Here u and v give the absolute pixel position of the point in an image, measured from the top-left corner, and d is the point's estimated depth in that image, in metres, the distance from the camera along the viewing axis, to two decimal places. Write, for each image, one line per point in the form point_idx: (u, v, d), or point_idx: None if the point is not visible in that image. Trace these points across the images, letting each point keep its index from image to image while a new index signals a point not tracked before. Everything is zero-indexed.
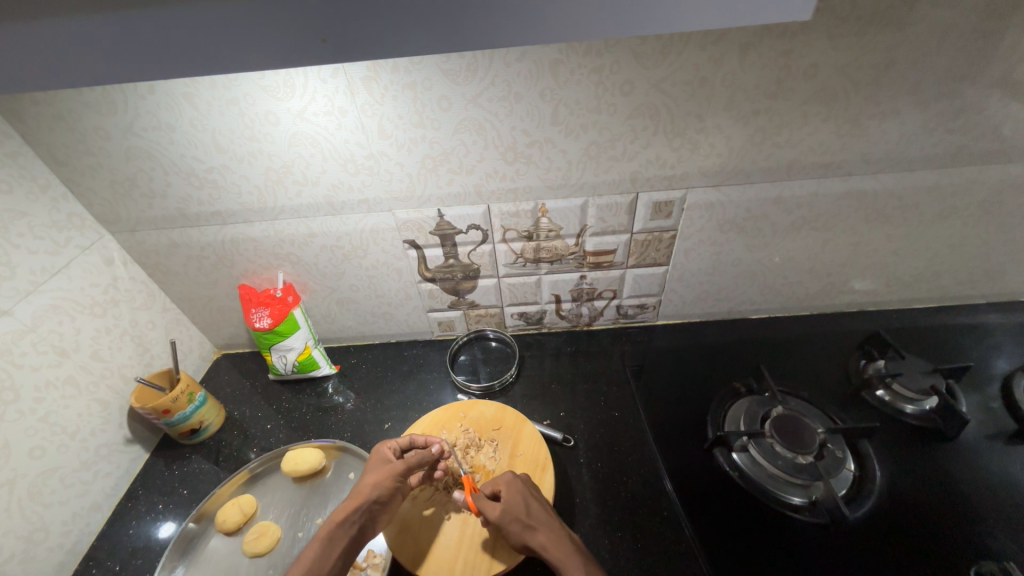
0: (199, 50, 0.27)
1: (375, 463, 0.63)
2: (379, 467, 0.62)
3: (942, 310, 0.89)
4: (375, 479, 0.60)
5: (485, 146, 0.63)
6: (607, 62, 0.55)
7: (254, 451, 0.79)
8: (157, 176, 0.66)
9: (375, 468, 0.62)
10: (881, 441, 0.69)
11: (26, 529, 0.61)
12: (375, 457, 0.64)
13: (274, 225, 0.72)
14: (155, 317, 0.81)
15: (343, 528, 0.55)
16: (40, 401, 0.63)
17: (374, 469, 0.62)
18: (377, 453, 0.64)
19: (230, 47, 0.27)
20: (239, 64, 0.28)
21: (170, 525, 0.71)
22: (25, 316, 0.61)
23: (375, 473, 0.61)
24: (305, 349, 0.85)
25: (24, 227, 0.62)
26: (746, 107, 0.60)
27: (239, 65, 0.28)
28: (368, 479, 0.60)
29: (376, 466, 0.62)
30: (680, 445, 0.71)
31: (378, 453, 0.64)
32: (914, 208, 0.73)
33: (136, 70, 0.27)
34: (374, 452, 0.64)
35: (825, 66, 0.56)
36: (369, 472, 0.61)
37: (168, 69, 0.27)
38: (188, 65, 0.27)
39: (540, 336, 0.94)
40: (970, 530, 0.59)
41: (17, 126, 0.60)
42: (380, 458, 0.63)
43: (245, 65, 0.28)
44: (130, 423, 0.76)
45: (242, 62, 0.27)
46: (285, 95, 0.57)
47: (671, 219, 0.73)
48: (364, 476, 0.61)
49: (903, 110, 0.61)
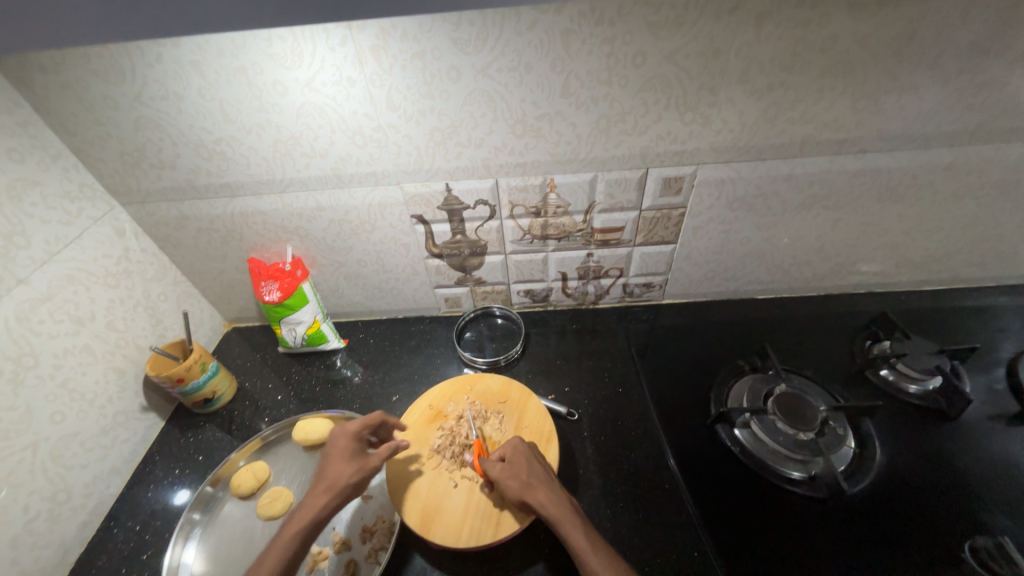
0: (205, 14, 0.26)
1: (342, 450, 0.61)
2: (350, 455, 0.60)
3: (951, 293, 0.89)
4: (350, 468, 0.59)
5: (494, 119, 0.63)
6: (620, 32, 0.54)
7: (265, 421, 0.81)
8: (166, 147, 0.66)
9: (340, 457, 0.60)
10: (883, 419, 0.69)
11: (49, 490, 0.63)
12: (343, 445, 0.61)
13: (283, 198, 0.72)
14: (166, 289, 0.82)
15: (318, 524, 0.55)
16: (59, 368, 0.64)
17: (342, 456, 0.60)
18: (343, 440, 0.62)
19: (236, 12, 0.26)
20: (245, 23, 0.27)
21: (185, 492, 0.73)
22: (42, 285, 0.63)
23: (344, 464, 0.59)
24: (315, 323, 0.86)
25: (37, 195, 0.62)
26: (761, 80, 0.59)
27: (246, 23, 0.27)
28: (338, 468, 0.59)
29: (345, 453, 0.60)
30: (683, 421, 0.72)
31: (343, 440, 0.62)
32: (929, 187, 0.72)
33: (144, 30, 0.27)
34: (340, 439, 0.62)
35: (845, 38, 0.55)
36: (335, 460, 0.60)
37: (175, 28, 0.27)
38: (192, 23, 0.27)
39: (546, 314, 0.95)
40: (967, 506, 0.60)
41: (26, 94, 0.60)
42: (347, 445, 0.61)
43: (252, 24, 0.27)
44: (145, 391, 0.78)
45: (240, 22, 0.27)
46: (293, 63, 0.56)
47: (680, 196, 0.73)
48: (332, 465, 0.59)
49: (922, 85, 0.60)
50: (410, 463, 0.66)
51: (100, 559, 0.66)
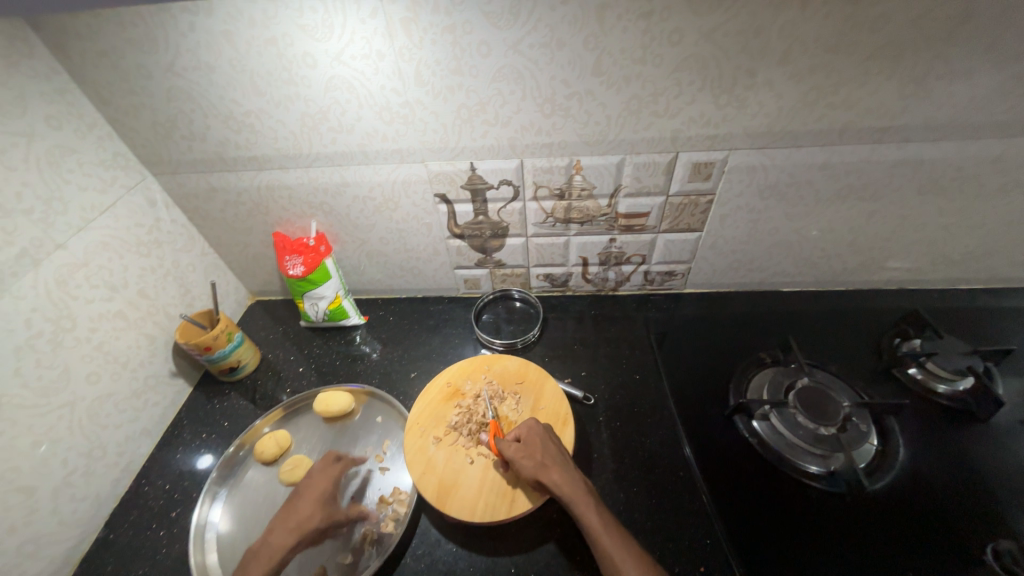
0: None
1: (314, 491, 0.65)
2: (324, 496, 0.65)
3: (988, 293, 0.86)
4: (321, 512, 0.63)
5: (522, 97, 0.62)
6: (657, 7, 0.52)
7: (287, 392, 0.83)
8: (196, 119, 0.66)
9: (311, 499, 0.64)
10: (908, 418, 0.68)
11: (86, 446, 0.67)
12: (315, 489, 0.65)
13: (308, 173, 0.73)
14: (195, 260, 0.84)
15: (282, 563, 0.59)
16: (94, 331, 0.67)
17: (317, 497, 0.64)
18: (319, 481, 0.66)
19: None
20: None
21: (208, 457, 0.76)
22: (78, 250, 0.65)
23: (313, 507, 0.63)
24: (336, 299, 0.87)
25: (74, 162, 0.64)
26: (803, 62, 0.56)
27: None
28: (308, 511, 0.63)
29: (317, 496, 0.64)
30: (701, 410, 0.71)
31: (316, 484, 0.66)
32: (975, 180, 0.68)
33: None
34: (314, 482, 0.66)
35: (897, 18, 0.52)
36: (306, 501, 0.64)
37: None
38: None
39: (564, 299, 0.95)
40: (991, 509, 0.59)
41: (64, 61, 0.61)
42: (323, 487, 0.65)
43: None
44: (174, 358, 0.81)
45: None
46: (323, 35, 0.56)
47: (710, 182, 0.71)
48: (306, 505, 0.64)
49: (977, 71, 0.57)
50: (428, 438, 0.67)
51: (132, 514, 0.70)
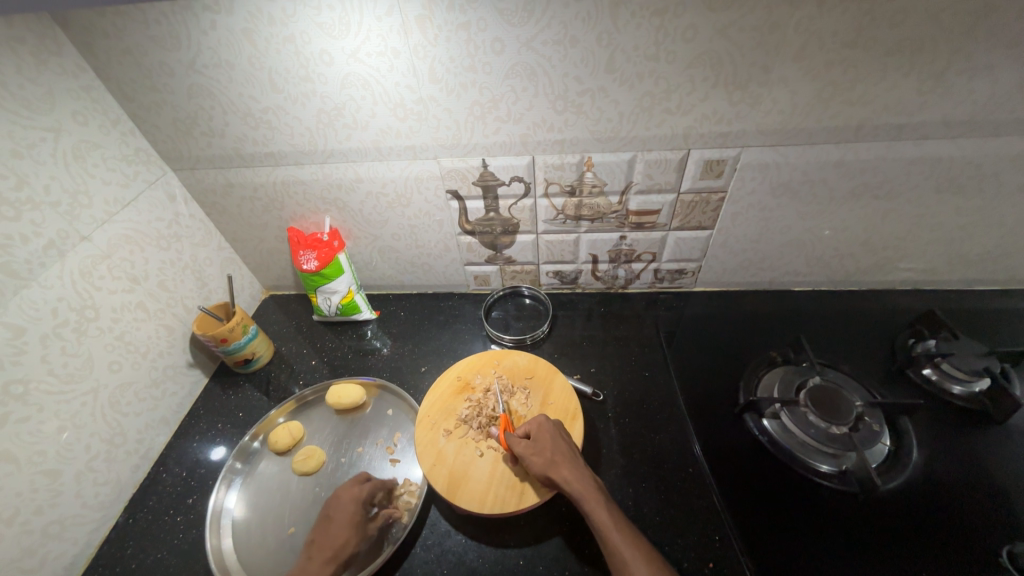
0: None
1: (343, 516, 0.61)
2: (353, 520, 0.61)
3: (1006, 294, 0.84)
4: (351, 537, 0.60)
5: (535, 94, 0.62)
6: (671, 4, 0.52)
7: (301, 384, 0.85)
8: (215, 115, 0.68)
9: (342, 524, 0.60)
10: (922, 418, 0.67)
11: (108, 433, 0.68)
12: (344, 512, 0.61)
13: (323, 169, 0.74)
14: (211, 254, 0.85)
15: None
16: (117, 321, 0.69)
17: (348, 522, 0.60)
18: (349, 504, 0.62)
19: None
20: None
21: (222, 449, 0.77)
22: (102, 242, 0.66)
23: (344, 531, 0.60)
24: (349, 293, 0.88)
25: (98, 157, 0.66)
26: (819, 58, 0.56)
27: None
28: (343, 537, 0.59)
29: (349, 520, 0.61)
30: (710, 408, 0.71)
31: (344, 507, 0.61)
32: (994, 179, 0.67)
33: None
34: (341, 505, 0.62)
35: (916, 13, 0.51)
36: (338, 526, 0.60)
37: None
38: None
39: (573, 296, 0.95)
40: (1008, 512, 0.58)
41: (90, 59, 0.63)
42: (353, 513, 0.61)
43: None
44: (191, 349, 0.82)
45: None
46: (340, 33, 0.57)
47: (721, 180, 0.71)
48: (334, 530, 0.60)
49: (998, 67, 0.56)
50: (438, 431, 0.68)
51: (150, 500, 0.72)
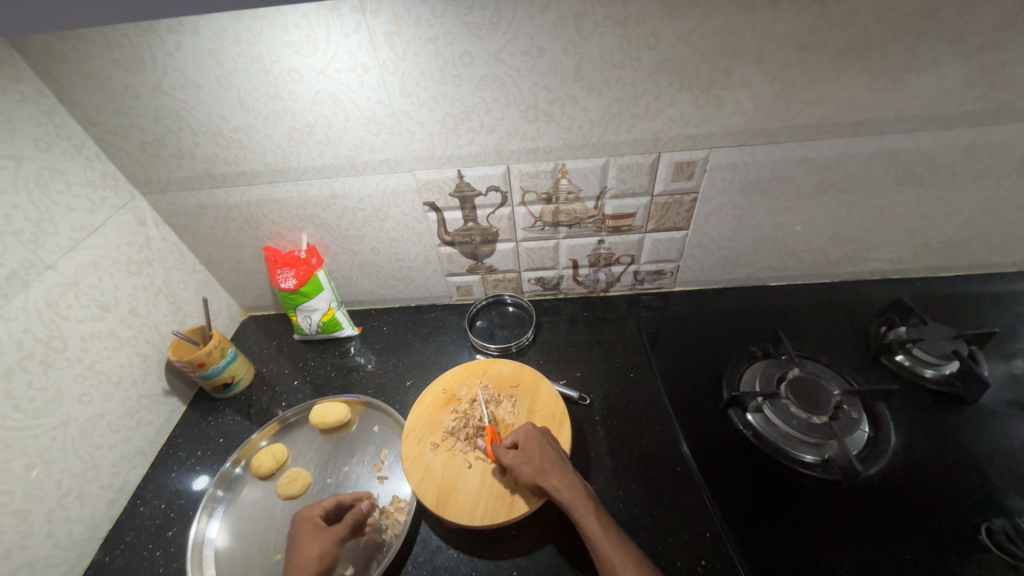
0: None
1: (307, 532, 0.59)
2: (314, 535, 0.59)
3: (970, 279, 0.88)
4: (315, 549, 0.57)
5: (506, 104, 0.63)
6: (633, 13, 0.54)
7: (283, 406, 0.83)
8: (184, 136, 0.67)
9: (307, 540, 0.58)
10: (899, 404, 0.69)
11: (80, 468, 0.66)
12: (305, 529, 0.59)
13: (297, 186, 0.73)
14: (186, 277, 0.84)
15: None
16: (86, 351, 0.66)
17: (312, 533, 0.59)
18: (308, 519, 0.60)
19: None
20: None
21: (204, 477, 0.75)
22: (69, 270, 0.65)
23: (309, 544, 0.58)
24: (330, 310, 0.87)
25: (63, 184, 0.64)
26: (776, 60, 0.58)
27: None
28: (310, 551, 0.57)
29: (313, 532, 0.59)
30: (695, 405, 0.72)
31: (304, 524, 0.60)
32: (949, 170, 0.71)
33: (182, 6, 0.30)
34: (299, 524, 0.60)
35: (863, 15, 0.54)
36: (305, 543, 0.58)
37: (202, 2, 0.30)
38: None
39: (556, 302, 0.95)
40: (984, 490, 0.60)
41: (51, 84, 0.62)
42: (316, 524, 0.60)
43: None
44: (167, 376, 0.80)
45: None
46: (308, 51, 0.57)
47: (693, 181, 0.73)
48: (299, 547, 0.57)
49: (943, 63, 0.59)
50: (425, 444, 0.67)
51: (128, 536, 0.69)
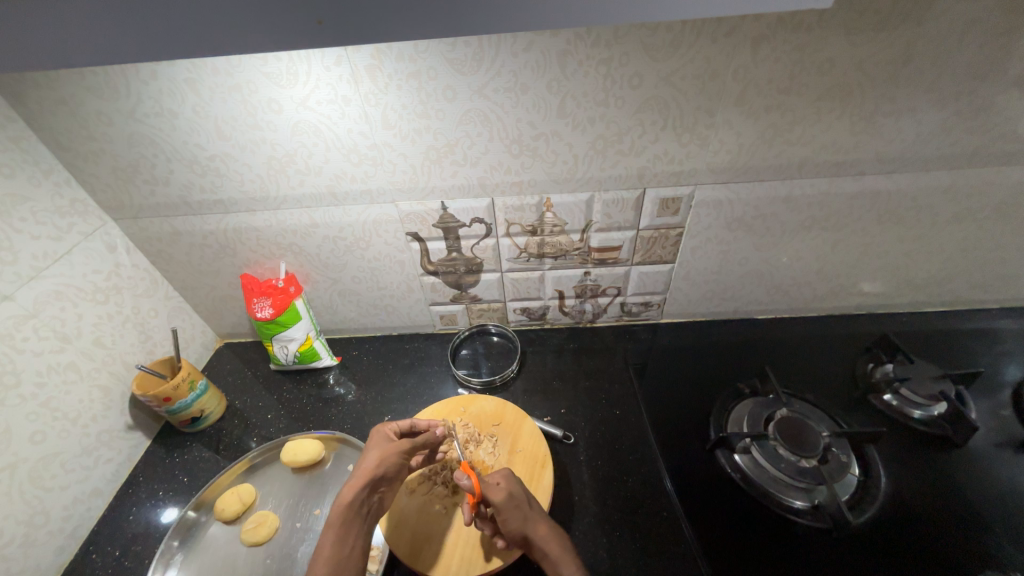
0: (203, 26, 0.26)
1: (377, 441, 0.61)
2: (379, 445, 0.60)
3: (954, 315, 0.88)
4: (379, 456, 0.58)
5: (490, 138, 0.62)
6: (616, 53, 0.54)
7: (255, 441, 0.79)
8: (159, 163, 0.65)
9: (375, 446, 0.60)
10: (888, 446, 0.67)
11: (27, 514, 0.61)
12: (375, 437, 0.62)
13: (276, 215, 0.72)
14: (157, 305, 0.81)
15: (352, 511, 0.53)
16: (42, 386, 0.63)
17: (381, 442, 0.61)
18: (383, 433, 0.62)
19: (246, 22, 0.26)
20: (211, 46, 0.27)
21: (172, 511, 0.71)
22: (27, 301, 0.61)
23: (377, 451, 0.59)
24: (307, 340, 0.84)
25: (26, 211, 0.62)
26: (758, 102, 0.58)
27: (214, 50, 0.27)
28: (375, 456, 0.58)
29: (382, 440, 0.61)
30: (682, 445, 0.70)
31: (377, 433, 0.62)
32: (930, 209, 0.71)
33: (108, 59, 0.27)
34: (373, 433, 0.62)
35: (842, 61, 0.55)
36: (372, 451, 0.59)
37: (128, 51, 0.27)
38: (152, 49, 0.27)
39: (542, 332, 0.94)
40: (978, 540, 0.58)
41: (19, 109, 0.60)
42: (386, 436, 0.62)
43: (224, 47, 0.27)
44: (131, 410, 0.76)
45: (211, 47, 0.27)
46: (288, 82, 0.56)
47: (678, 216, 0.72)
48: (366, 456, 0.59)
49: (920, 108, 0.59)
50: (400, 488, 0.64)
51: None
